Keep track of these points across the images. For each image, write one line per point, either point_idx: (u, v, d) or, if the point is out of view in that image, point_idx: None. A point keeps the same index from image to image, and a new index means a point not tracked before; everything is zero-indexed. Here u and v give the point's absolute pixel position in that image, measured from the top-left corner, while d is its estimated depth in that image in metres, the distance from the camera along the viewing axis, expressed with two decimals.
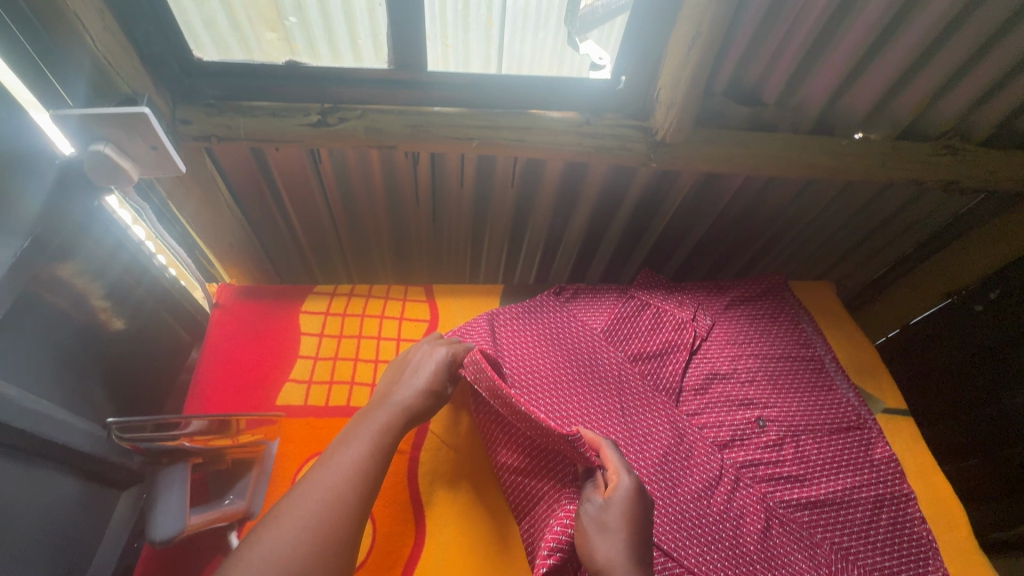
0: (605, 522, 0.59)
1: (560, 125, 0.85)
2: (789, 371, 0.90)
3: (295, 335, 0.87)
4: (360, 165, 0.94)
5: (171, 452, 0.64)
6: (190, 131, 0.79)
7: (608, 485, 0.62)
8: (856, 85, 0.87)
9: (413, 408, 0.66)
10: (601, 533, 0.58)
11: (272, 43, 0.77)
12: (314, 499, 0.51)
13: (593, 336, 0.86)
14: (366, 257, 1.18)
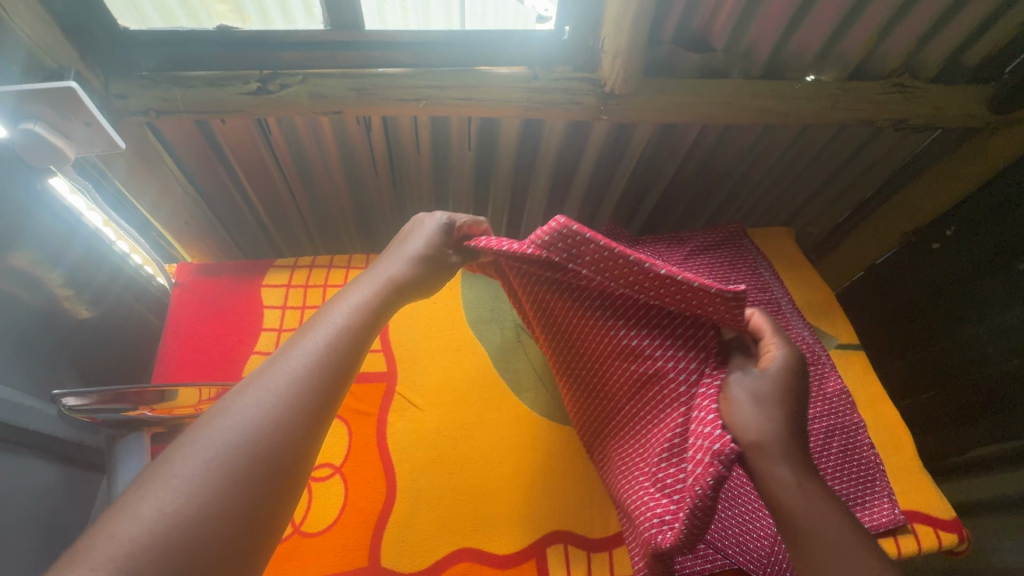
0: (758, 394, 0.54)
1: (508, 80, 0.83)
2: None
3: (258, 308, 0.88)
4: (311, 134, 0.93)
5: (137, 428, 0.66)
6: (126, 106, 0.77)
7: (762, 357, 0.57)
8: (804, 26, 0.87)
9: (401, 279, 0.61)
10: (753, 411, 0.53)
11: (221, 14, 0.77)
12: (275, 385, 0.46)
13: None
14: (330, 228, 1.17)
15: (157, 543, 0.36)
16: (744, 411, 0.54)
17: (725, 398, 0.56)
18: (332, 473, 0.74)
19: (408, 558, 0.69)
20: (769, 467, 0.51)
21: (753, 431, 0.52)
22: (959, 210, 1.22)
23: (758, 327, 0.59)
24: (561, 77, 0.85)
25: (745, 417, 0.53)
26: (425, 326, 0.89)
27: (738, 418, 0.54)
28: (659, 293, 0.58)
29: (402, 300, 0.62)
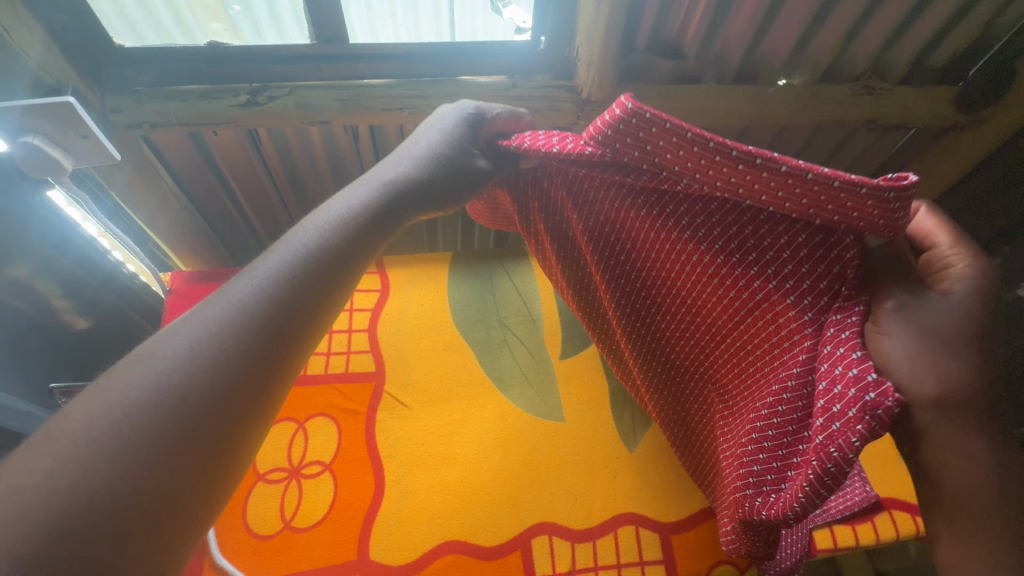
0: (940, 331, 0.39)
1: (488, 88, 0.87)
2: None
3: None
4: (300, 143, 0.96)
5: None
6: (122, 120, 0.80)
7: (936, 277, 0.41)
8: (771, 32, 0.91)
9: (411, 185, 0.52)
10: (925, 347, 0.39)
11: (216, 32, 0.82)
12: (221, 303, 0.39)
13: None
14: None
15: (93, 477, 0.29)
16: (909, 344, 0.40)
17: (886, 327, 0.41)
18: (321, 470, 0.76)
19: (396, 550, 0.70)
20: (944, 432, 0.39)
21: (925, 377, 0.39)
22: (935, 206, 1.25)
23: (925, 228, 0.43)
24: (538, 84, 0.88)
25: (912, 354, 0.40)
26: (413, 328, 0.92)
27: (891, 352, 0.40)
28: (775, 196, 0.41)
29: (410, 205, 0.52)
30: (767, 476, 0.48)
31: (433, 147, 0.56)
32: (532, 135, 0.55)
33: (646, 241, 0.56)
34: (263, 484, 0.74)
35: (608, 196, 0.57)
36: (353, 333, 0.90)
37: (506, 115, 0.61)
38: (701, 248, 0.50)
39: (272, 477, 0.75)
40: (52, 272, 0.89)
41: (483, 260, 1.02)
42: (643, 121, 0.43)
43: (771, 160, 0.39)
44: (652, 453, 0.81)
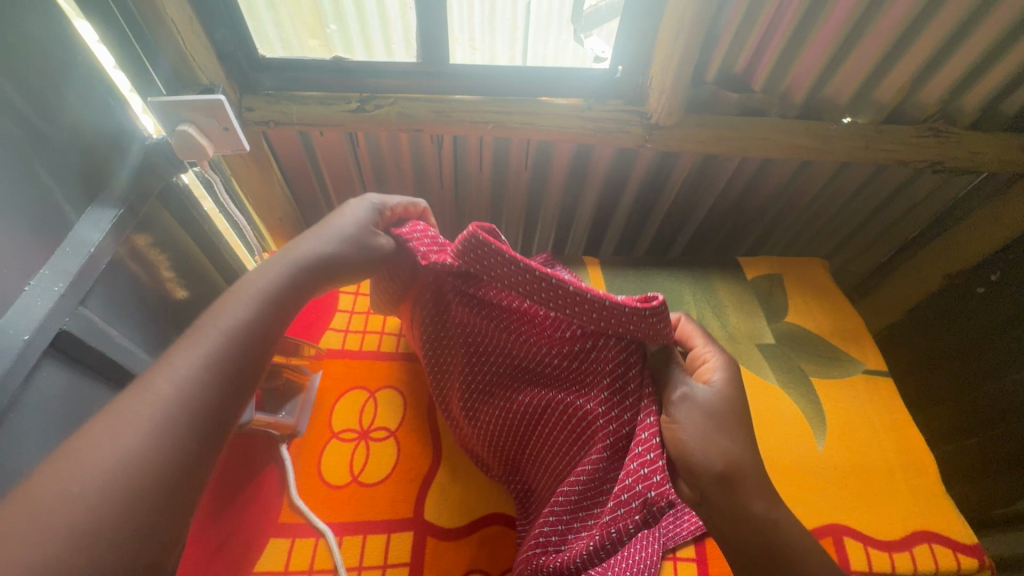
0: (707, 432, 0.64)
1: (566, 109, 0.96)
2: (755, 338, 1.01)
3: (334, 292, 1.02)
4: (391, 147, 1.08)
5: None
6: (253, 117, 0.94)
7: (702, 377, 0.72)
8: (838, 73, 0.95)
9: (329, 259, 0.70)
10: (705, 430, 0.65)
11: (313, 48, 0.94)
12: (151, 403, 0.51)
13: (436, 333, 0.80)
14: None
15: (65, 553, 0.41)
16: (698, 427, 0.65)
17: (680, 418, 0.65)
18: (387, 435, 0.84)
19: (448, 515, 0.78)
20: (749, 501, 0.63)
21: (713, 460, 0.63)
22: (1006, 251, 1.23)
23: (687, 332, 0.79)
24: (612, 108, 0.96)
25: (704, 434, 0.64)
26: None
27: (684, 440, 0.64)
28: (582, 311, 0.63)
29: (329, 273, 0.70)
30: (553, 536, 0.69)
31: (346, 236, 0.72)
32: (420, 227, 0.78)
33: (493, 340, 0.74)
34: (337, 441, 0.83)
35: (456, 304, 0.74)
36: None
37: (404, 205, 0.80)
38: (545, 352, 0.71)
39: (345, 436, 0.84)
40: (172, 248, 1.04)
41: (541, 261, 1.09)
42: (477, 243, 0.63)
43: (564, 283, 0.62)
44: None
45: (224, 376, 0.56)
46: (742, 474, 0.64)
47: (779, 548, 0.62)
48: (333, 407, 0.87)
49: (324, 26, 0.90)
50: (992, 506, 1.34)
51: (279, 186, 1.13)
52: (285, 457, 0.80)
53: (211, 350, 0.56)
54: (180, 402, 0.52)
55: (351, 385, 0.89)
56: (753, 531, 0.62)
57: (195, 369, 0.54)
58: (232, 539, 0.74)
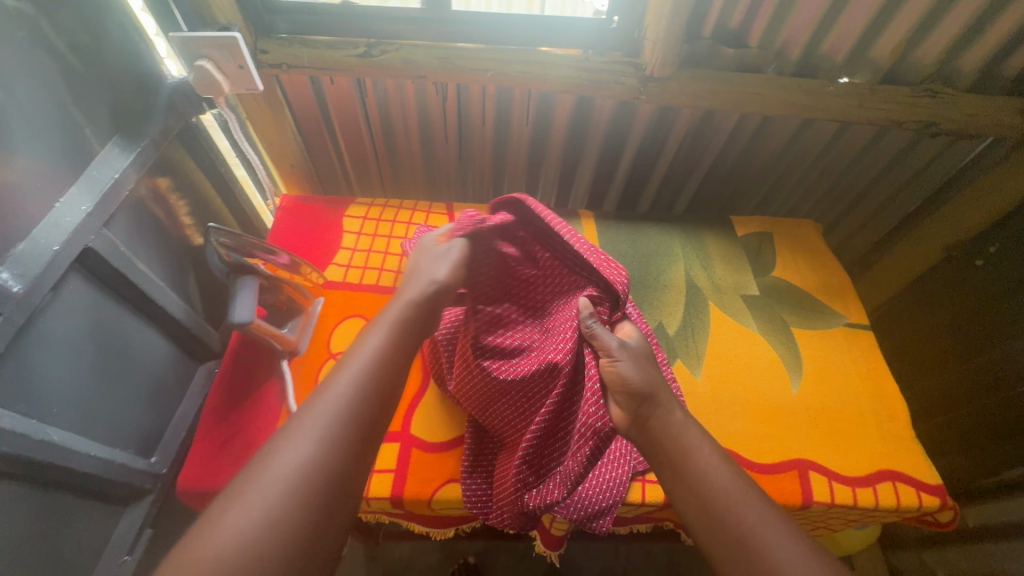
0: (633, 368, 0.71)
1: (562, 59, 0.99)
2: (741, 290, 1.04)
3: (339, 231, 1.07)
4: (398, 96, 1.13)
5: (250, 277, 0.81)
6: (267, 59, 0.99)
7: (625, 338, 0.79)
8: (833, 30, 0.97)
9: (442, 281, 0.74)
10: (634, 369, 0.71)
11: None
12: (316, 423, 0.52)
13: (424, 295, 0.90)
14: (403, 183, 1.38)
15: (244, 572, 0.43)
16: (627, 364, 0.72)
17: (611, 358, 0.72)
18: None
19: (434, 429, 0.83)
20: (665, 414, 0.67)
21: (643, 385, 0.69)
22: (1007, 222, 1.23)
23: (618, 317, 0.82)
24: (609, 59, 0.99)
25: (635, 366, 0.71)
26: None
27: (620, 371, 0.71)
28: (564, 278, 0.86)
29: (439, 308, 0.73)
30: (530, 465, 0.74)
31: (443, 278, 0.74)
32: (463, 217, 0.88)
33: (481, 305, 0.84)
34: (333, 361, 0.89)
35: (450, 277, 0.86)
36: None
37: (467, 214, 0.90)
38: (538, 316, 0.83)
39: (341, 357, 0.90)
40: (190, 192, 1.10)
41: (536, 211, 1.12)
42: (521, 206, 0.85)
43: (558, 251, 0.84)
44: (695, 398, 0.88)
45: (385, 396, 0.57)
46: (658, 393, 0.68)
47: (686, 462, 0.62)
48: (333, 331, 0.93)
49: None
50: (974, 479, 1.31)
51: (291, 133, 1.19)
52: (284, 370, 0.86)
53: (364, 374, 0.57)
54: (338, 421, 0.52)
55: (350, 313, 0.95)
56: (673, 442, 0.64)
57: (346, 395, 0.55)
58: (233, 439, 0.80)
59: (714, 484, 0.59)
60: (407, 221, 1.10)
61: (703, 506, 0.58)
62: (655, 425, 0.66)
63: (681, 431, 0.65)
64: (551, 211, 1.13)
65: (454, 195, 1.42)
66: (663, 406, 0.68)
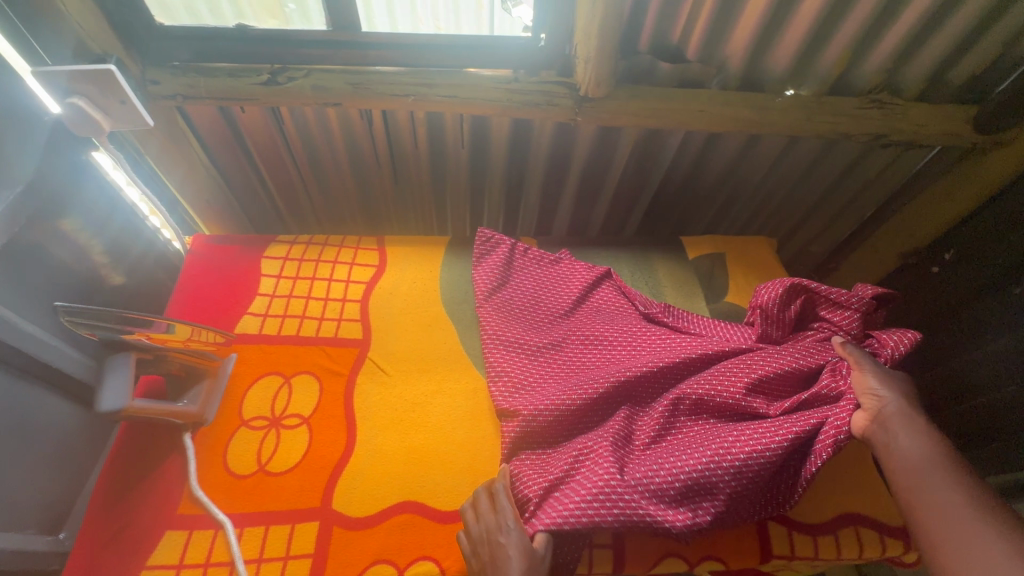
0: (885, 380, 0.70)
1: (490, 81, 0.92)
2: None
3: (256, 276, 0.97)
4: (319, 124, 1.04)
5: (126, 351, 0.74)
6: (159, 91, 0.90)
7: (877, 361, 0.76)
8: (775, 42, 0.91)
9: None
10: (887, 378, 0.70)
11: (224, 13, 0.89)
12: None
13: (545, 330, 0.90)
14: (339, 215, 1.28)
15: None
16: (879, 377, 0.70)
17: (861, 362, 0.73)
18: (300, 423, 0.81)
19: (362, 502, 0.75)
20: (906, 434, 0.65)
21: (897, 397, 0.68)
22: (959, 229, 1.21)
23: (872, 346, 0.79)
24: (542, 79, 0.92)
25: (887, 379, 0.70)
26: (403, 303, 0.96)
27: (870, 377, 0.70)
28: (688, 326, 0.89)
29: None
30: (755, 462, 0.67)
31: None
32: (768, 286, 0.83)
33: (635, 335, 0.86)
34: (246, 429, 0.80)
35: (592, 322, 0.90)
36: (346, 302, 0.95)
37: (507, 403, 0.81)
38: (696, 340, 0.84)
39: (255, 424, 0.81)
40: (103, 232, 0.95)
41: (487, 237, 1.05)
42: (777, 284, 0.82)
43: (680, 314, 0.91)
44: None
45: None
46: (898, 411, 0.66)
47: (926, 491, 0.61)
48: (245, 395, 0.83)
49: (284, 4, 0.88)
50: None
51: (204, 166, 1.08)
52: (186, 446, 0.77)
53: None
54: None
55: (266, 372, 0.86)
56: (921, 464, 0.63)
57: None
58: (128, 530, 0.71)
59: (966, 522, 0.57)
60: (331, 260, 1.01)
61: (917, 510, 0.61)
62: (898, 434, 0.65)
63: (917, 450, 0.64)
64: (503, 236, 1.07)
65: (396, 223, 1.32)
66: (908, 426, 0.66)
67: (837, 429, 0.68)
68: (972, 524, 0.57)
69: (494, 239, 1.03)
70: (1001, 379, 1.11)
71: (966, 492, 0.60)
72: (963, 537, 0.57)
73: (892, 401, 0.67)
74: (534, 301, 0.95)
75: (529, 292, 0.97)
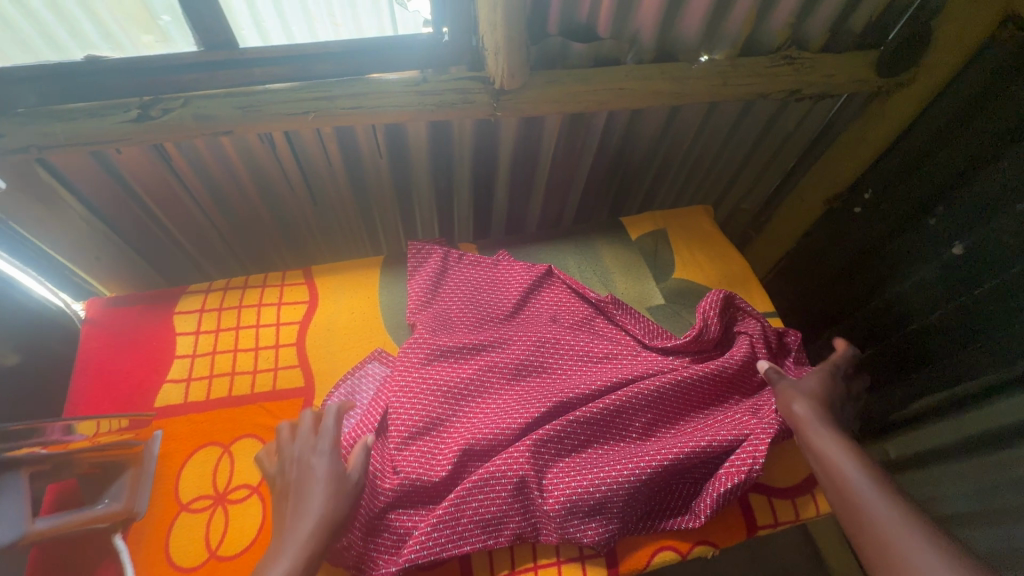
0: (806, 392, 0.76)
1: (397, 85, 0.84)
2: (645, 301, 0.97)
3: (170, 337, 0.86)
4: (215, 157, 0.93)
5: (19, 467, 0.67)
6: (6, 145, 0.77)
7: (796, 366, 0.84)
8: (683, 10, 0.89)
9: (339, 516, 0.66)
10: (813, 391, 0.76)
11: (70, 44, 0.76)
12: None
13: (469, 329, 0.87)
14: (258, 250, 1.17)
15: None
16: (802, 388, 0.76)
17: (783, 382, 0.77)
18: (249, 493, 0.73)
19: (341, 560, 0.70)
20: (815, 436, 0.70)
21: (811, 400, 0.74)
22: (870, 171, 1.27)
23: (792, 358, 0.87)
24: (452, 76, 0.86)
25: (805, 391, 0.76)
26: (344, 340, 0.88)
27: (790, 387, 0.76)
28: (626, 328, 0.88)
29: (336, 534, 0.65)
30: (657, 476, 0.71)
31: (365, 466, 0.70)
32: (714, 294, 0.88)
33: (568, 346, 0.84)
34: (187, 513, 0.71)
35: (526, 327, 0.87)
36: (280, 349, 0.86)
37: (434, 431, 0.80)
38: (635, 350, 0.84)
39: (196, 505, 0.72)
40: None
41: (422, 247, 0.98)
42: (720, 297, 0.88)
43: (621, 309, 0.89)
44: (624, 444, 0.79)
45: None
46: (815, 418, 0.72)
47: (846, 485, 0.64)
48: (180, 475, 0.74)
49: (155, 16, 0.76)
50: (888, 413, 1.37)
51: (87, 220, 0.95)
52: (119, 548, 0.67)
53: None
54: None
55: (200, 444, 0.77)
56: (831, 462, 0.67)
57: None
58: None
59: (879, 506, 0.61)
60: (255, 303, 0.90)
61: (849, 510, 0.63)
62: (813, 442, 0.70)
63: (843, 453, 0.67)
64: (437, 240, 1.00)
65: (323, 248, 1.22)
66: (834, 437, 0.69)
67: (754, 451, 0.72)
68: (889, 509, 0.60)
69: (429, 246, 0.97)
70: (932, 304, 1.20)
71: (886, 488, 0.63)
72: (883, 520, 0.60)
73: (818, 418, 0.72)
74: (472, 301, 0.91)
75: (467, 292, 0.92)
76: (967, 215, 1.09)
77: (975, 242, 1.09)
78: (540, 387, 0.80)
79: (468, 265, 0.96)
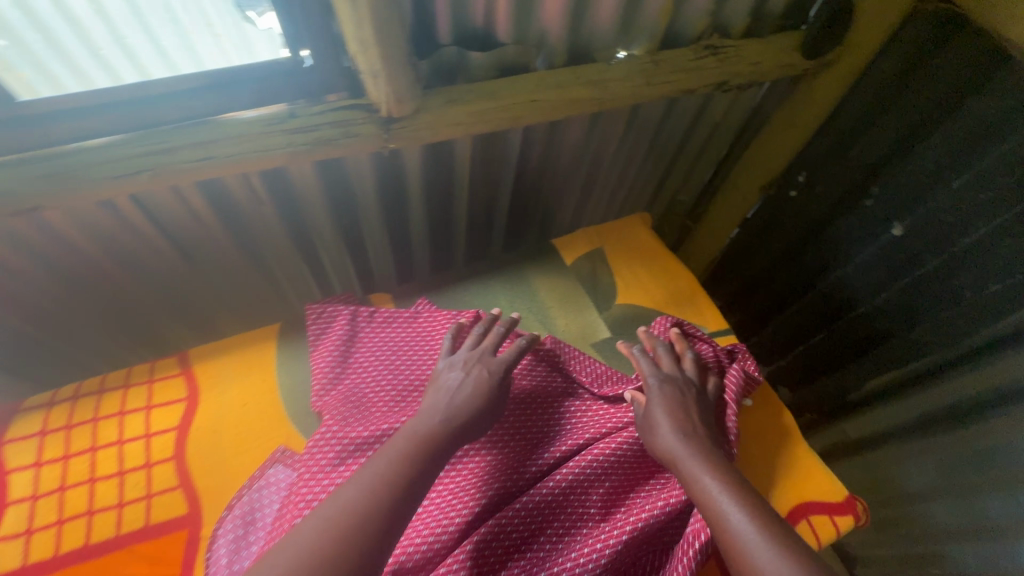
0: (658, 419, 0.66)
1: (257, 125, 0.67)
2: (591, 336, 0.87)
3: (3, 478, 0.68)
4: (41, 234, 0.73)
5: None
6: None
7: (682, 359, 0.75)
8: (591, 5, 0.77)
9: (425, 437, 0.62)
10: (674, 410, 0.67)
11: None
12: None
13: (391, 404, 0.74)
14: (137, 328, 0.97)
15: None
16: (655, 414, 0.67)
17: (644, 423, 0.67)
18: None
19: None
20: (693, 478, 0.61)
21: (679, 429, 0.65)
22: (803, 154, 1.22)
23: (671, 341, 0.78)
24: (329, 106, 0.70)
25: (660, 416, 0.66)
26: (238, 441, 0.72)
27: (653, 418, 0.67)
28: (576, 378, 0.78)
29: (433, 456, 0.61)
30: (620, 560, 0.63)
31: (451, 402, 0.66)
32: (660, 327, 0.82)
33: (511, 411, 0.73)
34: None
35: None
36: (153, 468, 0.69)
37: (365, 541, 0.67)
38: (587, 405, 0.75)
39: None
40: None
41: (324, 309, 0.83)
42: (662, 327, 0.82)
43: (567, 357, 0.80)
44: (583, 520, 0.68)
45: None
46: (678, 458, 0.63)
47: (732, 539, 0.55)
48: None
49: None
50: (846, 395, 1.33)
51: None
52: None
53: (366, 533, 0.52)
54: None
55: None
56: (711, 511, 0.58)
57: None
58: None
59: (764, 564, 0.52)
60: (116, 413, 0.72)
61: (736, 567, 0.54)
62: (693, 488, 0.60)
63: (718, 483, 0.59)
64: (340, 300, 0.86)
65: (222, 314, 1.03)
66: (709, 466, 0.61)
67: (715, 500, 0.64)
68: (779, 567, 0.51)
69: (332, 308, 0.83)
70: (874, 287, 1.16)
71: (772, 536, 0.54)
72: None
73: (686, 446, 0.63)
74: (390, 366, 0.78)
75: (383, 357, 0.78)
76: (901, 194, 1.05)
77: (914, 223, 1.04)
78: (479, 467, 0.69)
79: (382, 323, 0.82)
